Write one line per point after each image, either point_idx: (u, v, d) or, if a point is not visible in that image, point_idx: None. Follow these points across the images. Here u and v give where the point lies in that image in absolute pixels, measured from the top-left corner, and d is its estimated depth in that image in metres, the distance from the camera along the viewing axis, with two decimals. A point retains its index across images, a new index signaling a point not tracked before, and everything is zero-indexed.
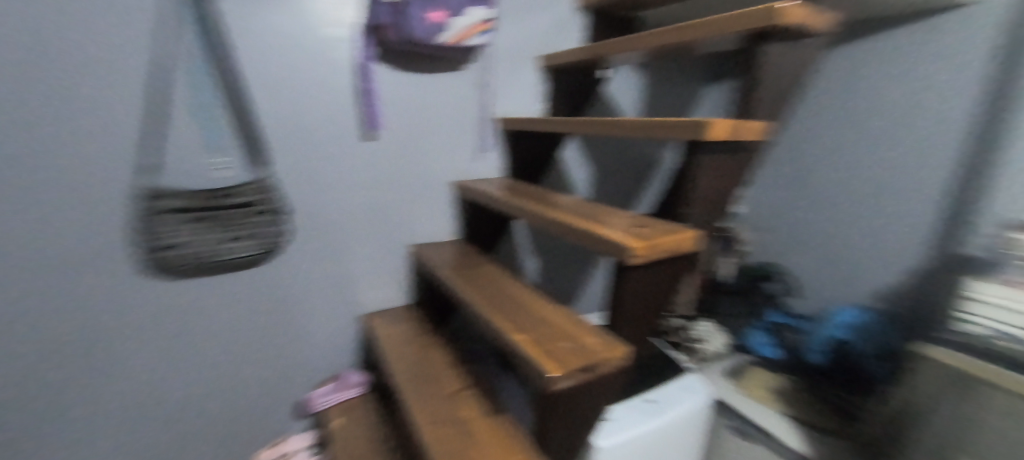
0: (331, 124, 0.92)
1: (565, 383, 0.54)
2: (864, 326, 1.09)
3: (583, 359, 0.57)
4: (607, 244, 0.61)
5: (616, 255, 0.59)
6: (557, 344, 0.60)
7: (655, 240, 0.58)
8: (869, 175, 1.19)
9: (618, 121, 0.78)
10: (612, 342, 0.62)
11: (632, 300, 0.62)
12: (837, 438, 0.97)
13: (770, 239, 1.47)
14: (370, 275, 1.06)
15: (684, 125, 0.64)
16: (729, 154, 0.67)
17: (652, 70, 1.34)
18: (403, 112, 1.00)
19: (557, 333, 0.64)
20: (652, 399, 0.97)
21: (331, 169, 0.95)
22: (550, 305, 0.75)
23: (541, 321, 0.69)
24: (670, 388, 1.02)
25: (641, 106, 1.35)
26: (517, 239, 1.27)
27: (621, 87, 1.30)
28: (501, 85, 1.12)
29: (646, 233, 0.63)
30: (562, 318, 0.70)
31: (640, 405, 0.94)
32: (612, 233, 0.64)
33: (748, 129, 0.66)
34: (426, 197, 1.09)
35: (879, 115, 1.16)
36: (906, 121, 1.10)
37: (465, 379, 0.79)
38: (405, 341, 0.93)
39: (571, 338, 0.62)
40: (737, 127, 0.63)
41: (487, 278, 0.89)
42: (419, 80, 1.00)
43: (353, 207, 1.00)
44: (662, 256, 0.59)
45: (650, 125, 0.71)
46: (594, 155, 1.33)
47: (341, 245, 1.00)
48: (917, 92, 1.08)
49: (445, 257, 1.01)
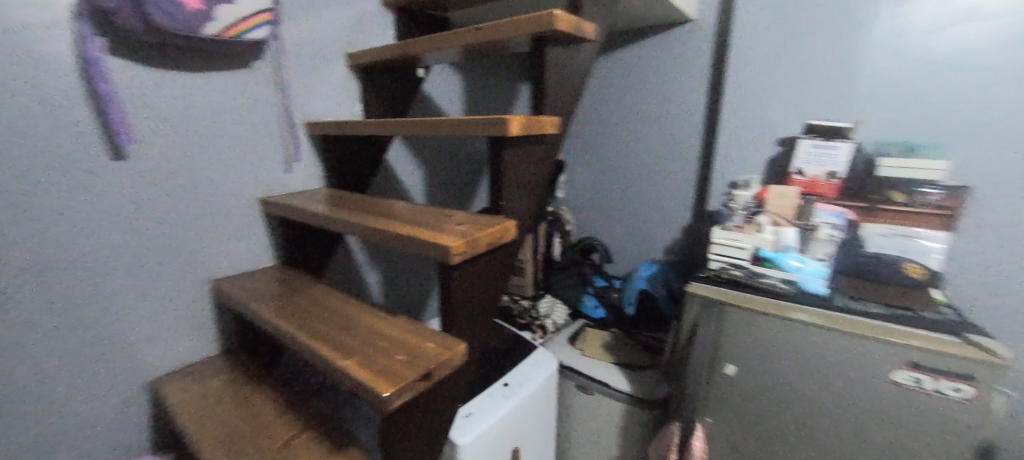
0: (46, 139, 0.66)
1: (401, 398, 0.52)
2: (658, 278, 1.35)
3: (421, 367, 0.56)
4: (428, 247, 0.60)
5: (437, 257, 0.59)
6: (391, 359, 0.58)
7: (473, 236, 0.60)
8: (646, 156, 1.49)
9: (427, 120, 0.77)
10: (449, 342, 0.63)
11: (461, 298, 0.64)
12: (650, 371, 1.22)
13: (585, 217, 1.70)
14: (153, 330, 0.82)
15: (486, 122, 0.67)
16: (529, 147, 0.74)
17: (469, 70, 1.39)
18: (170, 119, 0.79)
19: (393, 348, 0.62)
20: (507, 383, 1.03)
21: (57, 201, 0.68)
22: (385, 319, 0.72)
23: (374, 338, 0.66)
24: (522, 367, 1.10)
25: (462, 105, 1.39)
26: (353, 252, 1.17)
27: (441, 86, 1.31)
28: (300, 85, 0.99)
29: (466, 229, 0.65)
30: (398, 331, 0.68)
31: (496, 393, 0.99)
32: (433, 234, 0.64)
33: (546, 125, 0.72)
34: (221, 221, 0.89)
35: (648, 108, 1.46)
36: (665, 112, 1.42)
37: (299, 422, 0.70)
38: (217, 398, 0.76)
39: (408, 350, 0.61)
40: (535, 123, 0.69)
41: (313, 303, 0.80)
42: (189, 80, 0.81)
43: (107, 248, 0.75)
44: (483, 249, 0.62)
45: (457, 123, 0.72)
46: (425, 156, 1.32)
47: (94, 300, 0.75)
48: (669, 89, 1.40)
49: (259, 288, 0.86)
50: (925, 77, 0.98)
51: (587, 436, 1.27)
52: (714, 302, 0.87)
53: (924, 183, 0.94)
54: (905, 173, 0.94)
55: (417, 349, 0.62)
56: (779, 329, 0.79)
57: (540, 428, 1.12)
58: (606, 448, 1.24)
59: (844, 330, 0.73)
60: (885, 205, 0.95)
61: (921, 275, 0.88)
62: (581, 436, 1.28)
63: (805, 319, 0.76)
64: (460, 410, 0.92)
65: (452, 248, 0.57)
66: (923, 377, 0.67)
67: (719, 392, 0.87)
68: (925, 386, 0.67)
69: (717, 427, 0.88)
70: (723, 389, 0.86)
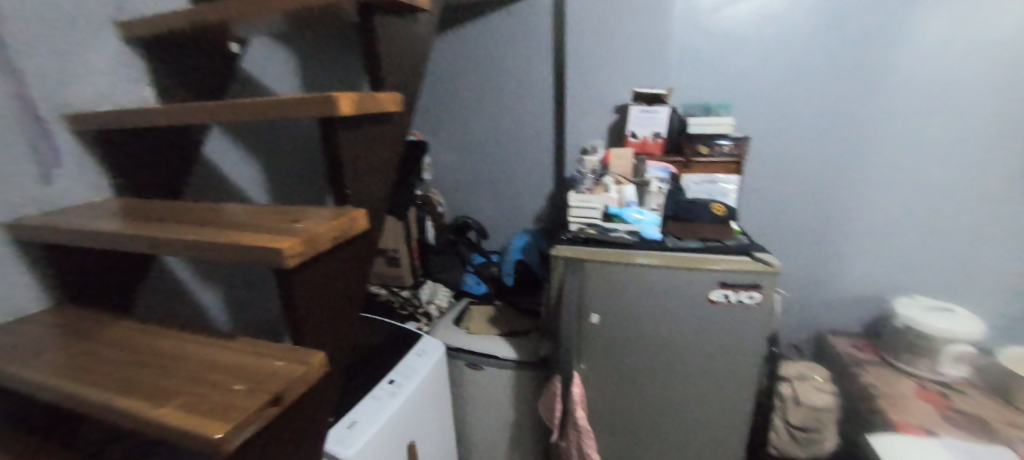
0: None
1: (242, 435, 0.43)
2: (530, 247, 1.43)
3: (268, 392, 0.49)
4: (255, 252, 0.51)
5: (267, 261, 0.50)
6: (227, 392, 0.49)
7: (312, 232, 0.53)
8: (506, 130, 1.52)
9: (235, 104, 0.64)
10: (303, 355, 0.56)
11: (308, 303, 0.57)
12: (532, 334, 1.30)
13: (455, 197, 1.68)
14: None
15: (311, 102, 0.57)
16: (370, 129, 0.67)
17: (299, 41, 1.20)
18: None
19: (231, 378, 0.52)
20: (393, 379, 0.98)
21: None
22: (216, 348, 0.61)
23: (202, 373, 0.54)
24: (408, 359, 1.06)
25: (297, 83, 1.20)
26: (173, 272, 0.95)
27: (265, 61, 1.10)
28: (20, 47, 0.67)
29: (304, 226, 0.57)
30: (236, 358, 0.57)
31: (381, 392, 0.93)
32: (259, 236, 0.54)
33: (385, 102, 0.66)
34: None
35: (502, 81, 1.47)
36: (518, 85, 1.45)
37: None
38: None
39: (250, 376, 0.52)
40: (372, 100, 0.63)
41: (103, 348, 0.61)
42: None
43: None
44: (327, 244, 0.56)
45: (273, 104, 0.61)
46: (256, 146, 1.12)
47: None
48: (519, 63, 1.42)
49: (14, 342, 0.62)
50: (711, 50, 1.22)
51: (482, 409, 1.30)
52: (575, 261, 0.93)
53: (720, 136, 1.13)
54: (705, 129, 1.12)
55: (262, 373, 0.53)
56: (629, 274, 0.90)
57: (435, 416, 1.10)
58: (501, 416, 1.29)
59: (675, 267, 0.87)
60: (696, 158, 1.14)
61: (720, 213, 1.02)
62: (477, 411, 1.31)
63: (648, 262, 0.88)
64: (341, 421, 0.84)
65: (286, 247, 0.49)
66: (729, 291, 0.86)
67: (589, 338, 0.97)
68: (730, 298, 0.87)
69: (591, 369, 0.99)
70: (591, 335, 0.96)
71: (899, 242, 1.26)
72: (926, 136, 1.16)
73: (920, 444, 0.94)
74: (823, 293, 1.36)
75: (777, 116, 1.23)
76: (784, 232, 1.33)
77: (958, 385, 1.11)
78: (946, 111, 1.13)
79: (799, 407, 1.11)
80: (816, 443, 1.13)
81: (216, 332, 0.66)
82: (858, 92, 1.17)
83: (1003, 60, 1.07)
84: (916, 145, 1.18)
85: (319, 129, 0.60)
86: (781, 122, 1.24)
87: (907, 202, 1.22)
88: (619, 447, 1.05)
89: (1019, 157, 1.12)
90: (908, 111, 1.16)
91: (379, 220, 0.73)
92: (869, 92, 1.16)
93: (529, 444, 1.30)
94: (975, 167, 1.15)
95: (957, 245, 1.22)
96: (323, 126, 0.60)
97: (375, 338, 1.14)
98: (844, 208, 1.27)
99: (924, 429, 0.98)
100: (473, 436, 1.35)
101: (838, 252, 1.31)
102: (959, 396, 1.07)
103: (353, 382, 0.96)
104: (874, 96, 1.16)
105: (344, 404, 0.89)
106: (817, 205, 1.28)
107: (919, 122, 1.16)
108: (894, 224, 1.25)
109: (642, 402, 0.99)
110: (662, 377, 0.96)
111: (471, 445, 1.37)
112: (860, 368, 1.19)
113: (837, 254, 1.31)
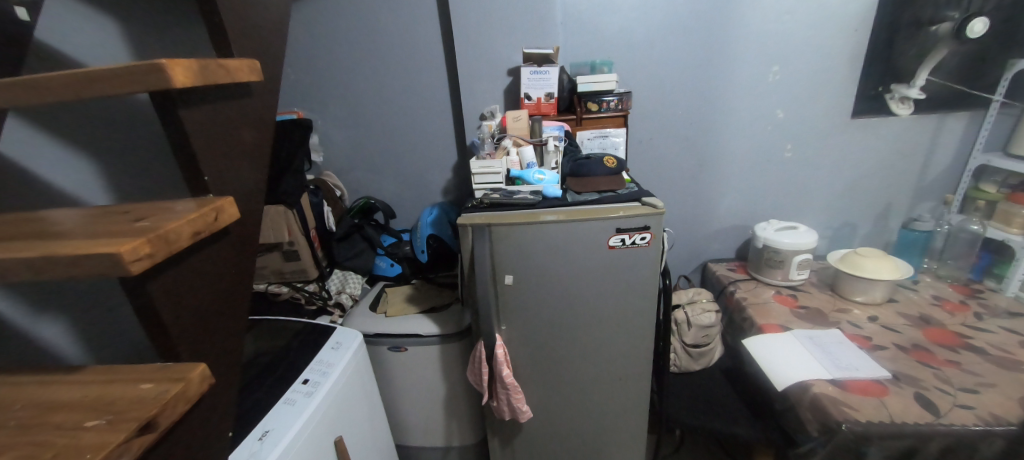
0: None
1: None
2: (441, 220, 1.39)
3: (134, 420, 0.42)
4: (82, 264, 0.40)
5: (101, 273, 0.40)
6: (80, 431, 0.41)
7: (163, 228, 0.44)
8: (398, 101, 1.43)
9: (18, 82, 0.48)
10: (179, 369, 0.49)
11: (173, 313, 0.49)
12: (453, 307, 1.29)
13: (354, 178, 1.56)
14: None
15: (136, 72, 0.44)
16: (227, 105, 0.56)
17: None
18: None
19: (82, 415, 0.44)
20: (308, 378, 0.91)
21: None
22: (57, 384, 0.50)
23: (40, 417, 0.44)
24: (323, 354, 0.99)
25: None
26: None
27: None
28: None
29: (151, 223, 0.46)
30: (88, 391, 0.48)
31: (295, 394, 0.86)
32: (86, 243, 0.43)
33: (240, 70, 0.55)
34: None
35: (389, 48, 1.36)
36: (404, 51, 1.36)
37: None
38: None
39: (109, 407, 0.44)
40: (220, 67, 0.51)
41: None
42: None
43: None
44: (187, 241, 0.47)
45: (75, 79, 0.47)
46: None
47: None
48: (404, 26, 1.33)
49: None
50: (589, 9, 1.26)
51: (412, 390, 1.28)
52: (483, 227, 0.94)
53: (606, 93, 1.18)
54: (593, 87, 1.17)
55: (125, 401, 0.45)
56: (535, 233, 0.93)
57: (362, 407, 1.06)
58: (433, 392, 1.29)
59: (576, 220, 0.92)
60: (586, 115, 1.20)
61: (612, 166, 1.09)
62: (407, 392, 1.29)
63: (552, 219, 0.92)
64: (252, 433, 0.76)
65: (125, 250, 0.39)
66: (624, 236, 0.94)
67: (505, 299, 1.00)
68: (625, 242, 0.95)
69: (511, 328, 1.03)
70: (507, 296, 1.00)
71: (758, 175, 1.48)
72: (769, 82, 1.35)
73: (780, 341, 1.13)
74: (703, 228, 1.56)
75: (652, 71, 1.33)
76: (667, 178, 1.48)
77: (803, 286, 1.37)
78: (782, 59, 1.32)
79: (691, 327, 1.29)
80: (707, 356, 1.31)
81: (61, 365, 0.54)
82: (718, 43, 1.30)
83: (817, 13, 1.27)
84: (763, 90, 1.36)
85: (153, 107, 0.48)
86: (656, 77, 1.34)
87: (760, 139, 1.42)
88: (547, 396, 1.12)
89: (834, 95, 1.36)
90: (754, 60, 1.33)
91: (255, 207, 0.62)
92: (723, 45, 1.31)
93: (465, 413, 1.33)
94: (804, 107, 1.38)
95: (796, 174, 1.47)
96: (157, 103, 0.48)
97: (280, 340, 1.05)
98: (712, 152, 1.44)
99: (782, 327, 1.19)
100: (407, 417, 1.34)
101: (710, 191, 1.50)
102: (804, 295, 1.33)
103: (260, 390, 0.87)
104: (727, 48, 1.31)
105: (253, 415, 0.81)
106: (691, 151, 1.44)
107: (763, 70, 1.34)
108: (751, 162, 1.46)
109: (561, 351, 1.06)
110: (575, 324, 1.03)
111: (406, 426, 1.36)
112: (734, 286, 1.40)
113: (710, 192, 1.50)
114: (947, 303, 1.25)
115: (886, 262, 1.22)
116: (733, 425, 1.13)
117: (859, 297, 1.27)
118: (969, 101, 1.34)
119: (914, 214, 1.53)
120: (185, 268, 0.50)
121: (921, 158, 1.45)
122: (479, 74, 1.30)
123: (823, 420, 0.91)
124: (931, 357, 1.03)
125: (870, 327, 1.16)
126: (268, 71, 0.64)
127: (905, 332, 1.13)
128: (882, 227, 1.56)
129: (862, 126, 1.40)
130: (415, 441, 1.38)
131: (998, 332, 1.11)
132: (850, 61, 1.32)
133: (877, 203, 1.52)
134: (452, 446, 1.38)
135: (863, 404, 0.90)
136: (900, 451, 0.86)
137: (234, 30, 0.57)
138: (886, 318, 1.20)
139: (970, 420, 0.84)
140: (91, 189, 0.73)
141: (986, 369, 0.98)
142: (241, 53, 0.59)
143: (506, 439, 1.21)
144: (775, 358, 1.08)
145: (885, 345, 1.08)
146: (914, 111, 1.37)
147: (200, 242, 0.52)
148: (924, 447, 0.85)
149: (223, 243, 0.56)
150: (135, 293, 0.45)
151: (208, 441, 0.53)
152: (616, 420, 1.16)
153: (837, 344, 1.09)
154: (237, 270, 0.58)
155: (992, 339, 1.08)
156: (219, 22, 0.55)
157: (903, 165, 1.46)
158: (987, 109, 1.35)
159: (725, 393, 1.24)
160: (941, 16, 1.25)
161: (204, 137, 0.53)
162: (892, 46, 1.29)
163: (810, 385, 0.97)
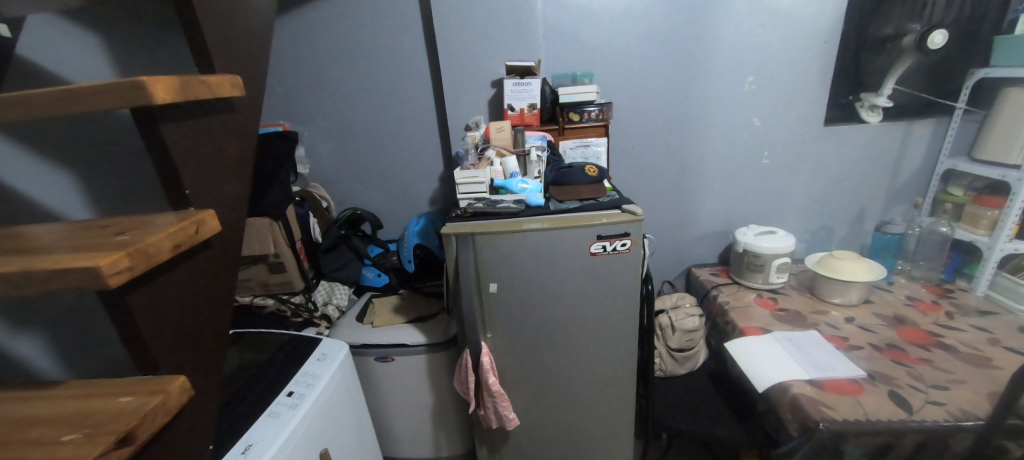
0: None
1: None
2: (428, 230, 1.41)
3: (111, 434, 0.42)
4: (60, 278, 0.40)
5: (79, 287, 0.40)
6: (58, 445, 0.41)
7: (143, 242, 0.44)
8: (384, 113, 1.45)
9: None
10: (160, 381, 0.49)
11: (152, 326, 0.49)
12: (440, 317, 1.30)
13: (340, 189, 1.57)
14: None
15: (118, 90, 0.45)
16: (209, 119, 0.57)
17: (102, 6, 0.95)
18: None
19: (60, 429, 0.44)
20: (292, 391, 0.90)
21: None
22: (36, 400, 0.50)
23: (20, 431, 0.44)
24: (309, 366, 0.99)
25: None
26: None
27: None
28: None
29: (130, 237, 0.47)
30: (67, 406, 0.48)
31: (278, 408, 0.85)
32: (64, 257, 0.43)
33: (222, 86, 0.56)
34: None
35: (374, 60, 1.38)
36: (389, 64, 1.38)
37: None
38: None
39: (88, 422, 0.45)
40: (203, 84, 0.52)
41: None
42: None
43: None
44: (167, 254, 0.47)
45: (55, 96, 0.47)
46: None
47: None
48: (389, 39, 1.35)
49: None
50: (570, 22, 1.29)
51: (399, 401, 1.28)
52: (467, 236, 0.95)
53: (587, 104, 1.22)
54: (575, 98, 1.20)
55: (102, 414, 0.45)
56: (519, 240, 0.95)
57: (348, 418, 1.05)
58: (420, 402, 1.29)
59: (559, 228, 0.94)
60: (568, 125, 1.24)
61: (594, 174, 1.12)
62: (394, 403, 1.29)
63: (535, 227, 0.93)
64: (234, 447, 0.76)
65: (104, 264, 0.40)
66: (605, 243, 0.96)
67: (489, 308, 1.01)
68: (607, 248, 0.97)
69: (496, 336, 1.04)
70: (492, 304, 1.01)
71: (738, 181, 1.51)
72: (745, 91, 1.40)
73: (760, 343, 1.16)
74: (685, 234, 1.59)
75: (632, 81, 1.37)
76: (650, 185, 1.51)
77: (783, 289, 1.41)
78: (756, 69, 1.37)
79: (675, 332, 1.31)
80: (692, 360, 1.33)
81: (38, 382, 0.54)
82: (696, 55, 1.35)
83: (789, 25, 1.32)
84: (739, 99, 1.40)
85: (134, 123, 0.49)
86: (637, 88, 1.38)
87: (739, 146, 1.46)
88: (533, 403, 1.13)
89: (809, 103, 1.41)
90: (730, 70, 1.37)
91: (237, 220, 0.62)
92: (702, 55, 1.35)
93: (453, 423, 1.33)
94: (779, 115, 1.42)
95: (773, 180, 1.52)
96: (137, 118, 0.49)
97: (265, 353, 1.04)
98: (693, 159, 1.48)
99: (763, 330, 1.21)
100: (395, 428, 1.33)
101: (693, 197, 1.53)
102: (783, 298, 1.36)
103: (244, 403, 0.87)
104: (704, 59, 1.35)
105: (236, 429, 0.80)
106: (672, 159, 1.48)
107: (739, 80, 1.38)
108: (731, 169, 1.50)
109: (547, 358, 1.07)
110: (559, 331, 1.04)
111: (394, 437, 1.35)
112: (717, 290, 1.43)
113: (692, 199, 1.53)
114: (920, 303, 1.29)
115: (861, 263, 1.26)
116: (717, 428, 1.14)
117: (837, 299, 1.30)
118: (934, 108, 1.40)
119: (887, 217, 1.58)
120: (165, 281, 0.51)
121: (891, 164, 1.50)
122: (464, 87, 1.33)
123: (801, 419, 0.93)
124: (904, 356, 1.06)
125: (846, 328, 1.19)
126: (250, 85, 0.64)
127: (880, 332, 1.16)
128: (858, 230, 1.61)
129: (835, 133, 1.45)
130: (403, 452, 1.37)
131: (968, 330, 1.15)
132: (821, 71, 1.37)
133: (852, 208, 1.57)
134: (440, 456, 1.38)
135: (839, 404, 0.92)
136: (876, 449, 0.88)
137: (216, 48, 0.59)
138: (861, 318, 1.23)
139: (941, 417, 0.87)
140: (72, 205, 0.73)
141: (956, 366, 1.01)
142: (221, 70, 0.60)
143: (494, 448, 1.21)
144: (755, 360, 1.10)
145: (861, 345, 1.11)
146: (883, 119, 1.42)
147: (181, 255, 0.53)
148: (899, 443, 0.87)
149: (202, 257, 0.56)
150: (115, 307, 0.46)
151: (189, 454, 0.53)
152: (603, 426, 1.17)
153: (814, 345, 1.12)
154: (217, 283, 0.58)
155: (963, 338, 1.12)
156: (201, 40, 0.57)
157: (875, 170, 1.51)
158: (951, 115, 1.41)
159: (709, 395, 1.26)
160: (904, 29, 1.31)
161: (186, 151, 0.54)
162: (860, 56, 1.34)
163: (789, 385, 0.99)
